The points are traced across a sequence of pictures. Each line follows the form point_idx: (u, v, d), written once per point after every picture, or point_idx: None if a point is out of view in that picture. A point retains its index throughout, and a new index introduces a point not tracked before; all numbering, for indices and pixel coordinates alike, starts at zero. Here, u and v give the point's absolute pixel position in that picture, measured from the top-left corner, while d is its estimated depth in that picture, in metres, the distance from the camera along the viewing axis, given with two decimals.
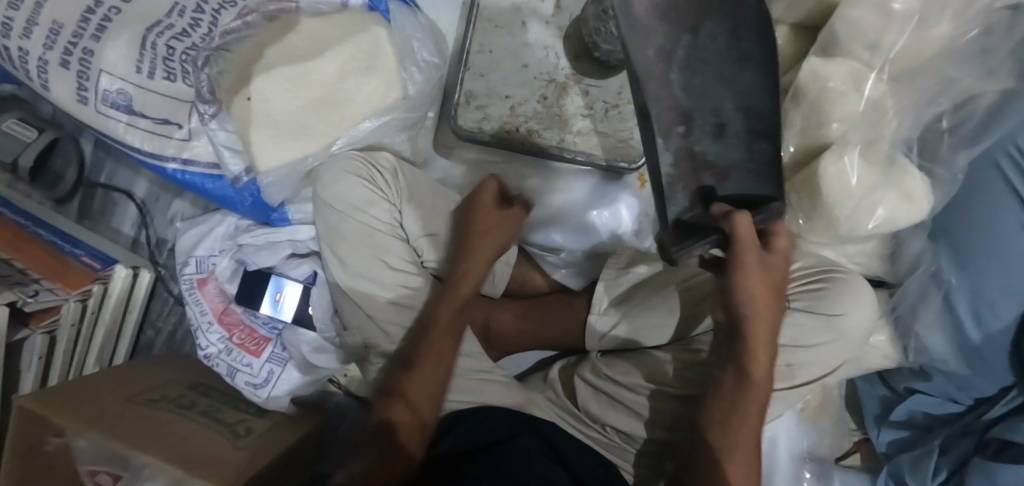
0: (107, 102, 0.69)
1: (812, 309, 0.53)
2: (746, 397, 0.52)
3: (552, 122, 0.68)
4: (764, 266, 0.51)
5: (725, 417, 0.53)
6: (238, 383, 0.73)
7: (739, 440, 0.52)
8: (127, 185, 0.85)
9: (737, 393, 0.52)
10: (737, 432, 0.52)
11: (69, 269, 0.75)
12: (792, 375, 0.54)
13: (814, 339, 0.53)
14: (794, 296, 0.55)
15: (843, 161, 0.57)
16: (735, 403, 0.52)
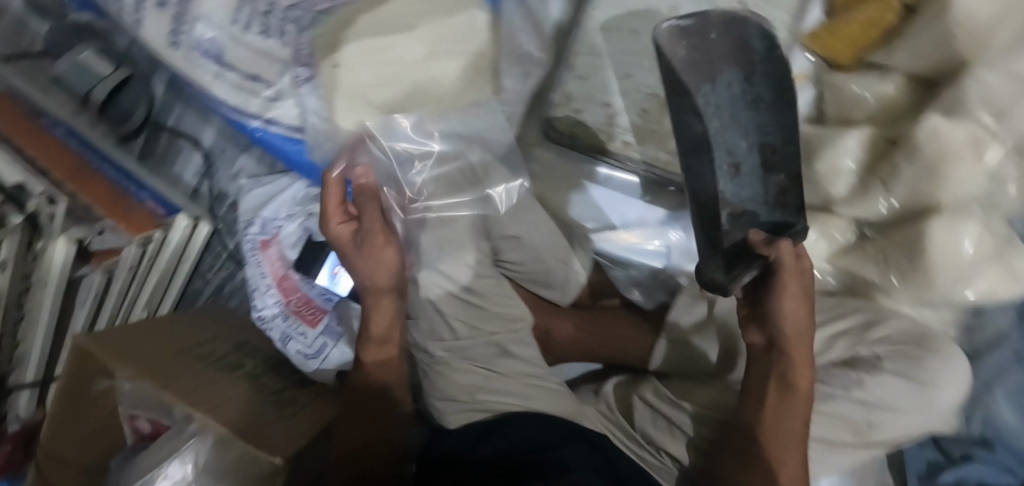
0: (198, 50, 0.68)
1: (902, 372, 0.53)
2: (792, 413, 0.52)
3: (649, 138, 0.67)
4: (800, 276, 0.53)
5: (766, 435, 0.53)
6: (290, 350, 0.74)
7: (789, 454, 0.53)
8: (194, 132, 0.83)
9: (784, 411, 0.53)
10: (783, 446, 0.53)
11: (133, 211, 0.74)
12: (870, 434, 0.54)
13: (898, 400, 0.53)
14: (885, 358, 0.54)
15: (958, 230, 0.56)
16: (781, 418, 0.53)
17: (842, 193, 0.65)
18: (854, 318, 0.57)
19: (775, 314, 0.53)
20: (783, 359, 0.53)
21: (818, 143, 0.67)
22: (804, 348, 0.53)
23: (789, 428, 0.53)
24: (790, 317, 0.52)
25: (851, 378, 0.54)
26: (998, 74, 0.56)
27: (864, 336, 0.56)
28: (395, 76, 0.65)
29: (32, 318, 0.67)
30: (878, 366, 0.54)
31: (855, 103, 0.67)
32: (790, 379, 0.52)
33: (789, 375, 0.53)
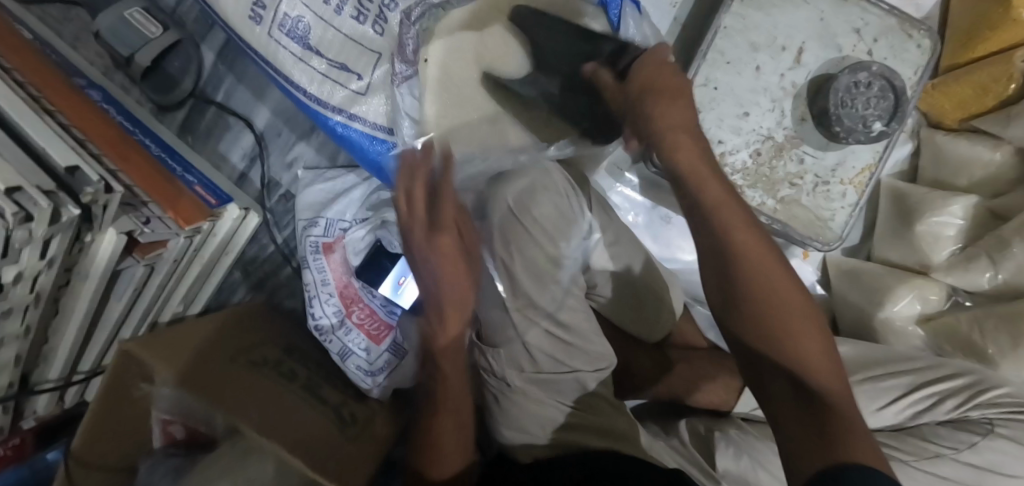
0: (283, 29, 0.60)
1: (1016, 439, 0.54)
2: (766, 275, 0.40)
3: (757, 182, 0.64)
4: (677, 102, 0.45)
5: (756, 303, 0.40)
6: (349, 366, 0.68)
7: (801, 339, 0.40)
8: (245, 111, 0.75)
9: (764, 270, 0.40)
10: (789, 331, 0.40)
11: (181, 196, 0.66)
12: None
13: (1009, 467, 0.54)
14: (998, 424, 0.55)
15: None
16: (777, 287, 0.40)
17: (942, 259, 0.65)
18: (961, 383, 0.58)
19: (670, 168, 0.43)
20: (706, 212, 0.41)
21: (919, 204, 0.66)
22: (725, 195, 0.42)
23: (789, 300, 0.40)
24: (694, 159, 0.43)
25: (963, 440, 0.55)
26: None
27: (975, 400, 0.57)
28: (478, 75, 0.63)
29: (66, 312, 0.60)
30: (990, 430, 0.55)
31: (957, 169, 0.68)
32: (725, 230, 0.41)
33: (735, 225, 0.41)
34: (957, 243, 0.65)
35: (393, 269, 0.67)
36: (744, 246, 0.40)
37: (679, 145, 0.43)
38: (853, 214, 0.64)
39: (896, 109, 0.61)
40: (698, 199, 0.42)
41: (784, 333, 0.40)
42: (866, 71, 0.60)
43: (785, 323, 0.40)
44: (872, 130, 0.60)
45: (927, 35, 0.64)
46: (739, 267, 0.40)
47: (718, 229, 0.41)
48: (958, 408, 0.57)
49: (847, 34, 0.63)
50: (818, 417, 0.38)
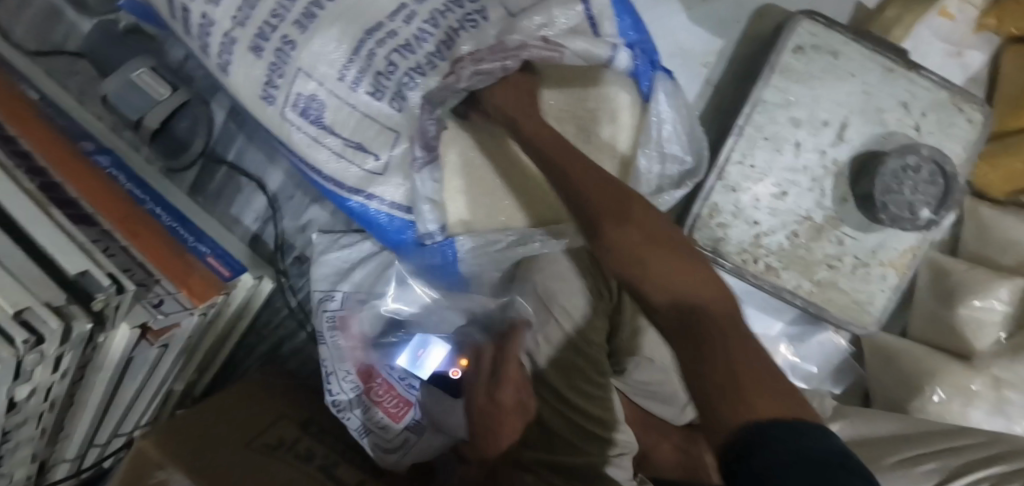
0: (297, 109, 0.58)
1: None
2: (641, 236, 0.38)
3: (794, 263, 0.61)
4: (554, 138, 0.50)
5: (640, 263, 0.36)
6: (367, 443, 0.66)
7: (672, 268, 0.35)
8: (259, 172, 0.72)
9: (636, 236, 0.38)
10: (663, 269, 0.35)
11: (194, 272, 0.64)
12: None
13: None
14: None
15: None
16: (644, 238, 0.37)
17: (985, 346, 0.62)
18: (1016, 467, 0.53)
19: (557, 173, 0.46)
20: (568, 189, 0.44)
21: (963, 285, 0.63)
22: (603, 189, 0.42)
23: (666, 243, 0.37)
24: (580, 166, 0.45)
25: None
26: None
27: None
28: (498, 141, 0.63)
29: (82, 401, 0.58)
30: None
31: (1006, 247, 0.64)
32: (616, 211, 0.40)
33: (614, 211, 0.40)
34: (1002, 328, 0.62)
35: (412, 341, 0.67)
36: (610, 213, 0.40)
37: (564, 157, 0.47)
38: (893, 297, 0.62)
39: (945, 196, 0.57)
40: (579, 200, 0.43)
41: (653, 269, 0.35)
42: (916, 155, 0.57)
43: (651, 264, 0.36)
44: (920, 217, 0.57)
45: (979, 110, 0.60)
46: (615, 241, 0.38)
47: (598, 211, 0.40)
48: None
49: (894, 108, 0.59)
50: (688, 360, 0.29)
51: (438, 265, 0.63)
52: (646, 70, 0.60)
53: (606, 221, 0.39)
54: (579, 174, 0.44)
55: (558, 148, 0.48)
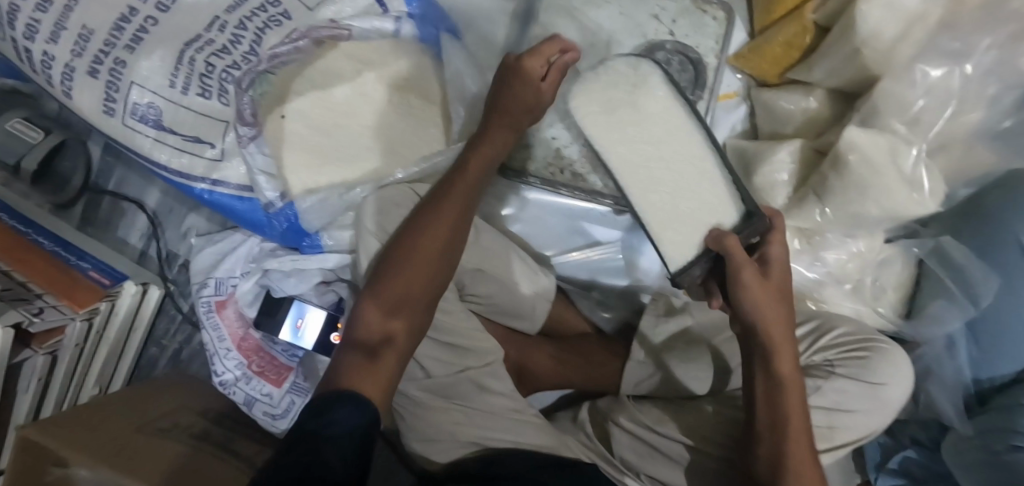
0: (135, 116, 0.66)
1: (856, 375, 0.54)
2: (800, 439, 0.48)
3: (597, 166, 0.69)
4: (783, 294, 0.50)
5: (782, 454, 0.48)
6: (257, 413, 0.72)
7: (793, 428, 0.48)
8: (136, 194, 0.80)
9: (795, 391, 0.49)
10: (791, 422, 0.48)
11: (76, 284, 0.70)
12: (831, 437, 0.54)
13: (853, 399, 0.54)
14: (838, 364, 0.56)
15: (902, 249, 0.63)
16: (796, 397, 0.49)
17: (781, 204, 0.69)
18: (811, 332, 0.60)
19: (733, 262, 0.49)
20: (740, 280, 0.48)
21: (756, 160, 0.71)
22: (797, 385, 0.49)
23: (794, 400, 0.49)
24: (775, 324, 0.49)
25: (808, 385, 0.55)
26: (902, 84, 0.61)
27: (819, 344, 0.59)
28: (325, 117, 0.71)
29: None
30: (831, 371, 0.56)
31: (785, 120, 0.72)
32: (764, 326, 0.49)
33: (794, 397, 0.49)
34: (793, 187, 0.69)
35: (289, 312, 0.70)
36: (780, 349, 0.49)
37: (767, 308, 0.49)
38: None
39: (698, 78, 0.69)
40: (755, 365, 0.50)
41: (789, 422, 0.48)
42: (662, 50, 0.68)
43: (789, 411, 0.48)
44: (681, 98, 0.68)
45: (718, 8, 0.70)
46: (775, 423, 0.48)
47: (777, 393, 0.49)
48: (805, 353, 0.59)
49: (649, 20, 0.69)
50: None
51: (289, 228, 0.70)
52: (431, 31, 0.73)
53: (773, 357, 0.49)
54: (760, 288, 0.49)
55: (776, 310, 0.49)
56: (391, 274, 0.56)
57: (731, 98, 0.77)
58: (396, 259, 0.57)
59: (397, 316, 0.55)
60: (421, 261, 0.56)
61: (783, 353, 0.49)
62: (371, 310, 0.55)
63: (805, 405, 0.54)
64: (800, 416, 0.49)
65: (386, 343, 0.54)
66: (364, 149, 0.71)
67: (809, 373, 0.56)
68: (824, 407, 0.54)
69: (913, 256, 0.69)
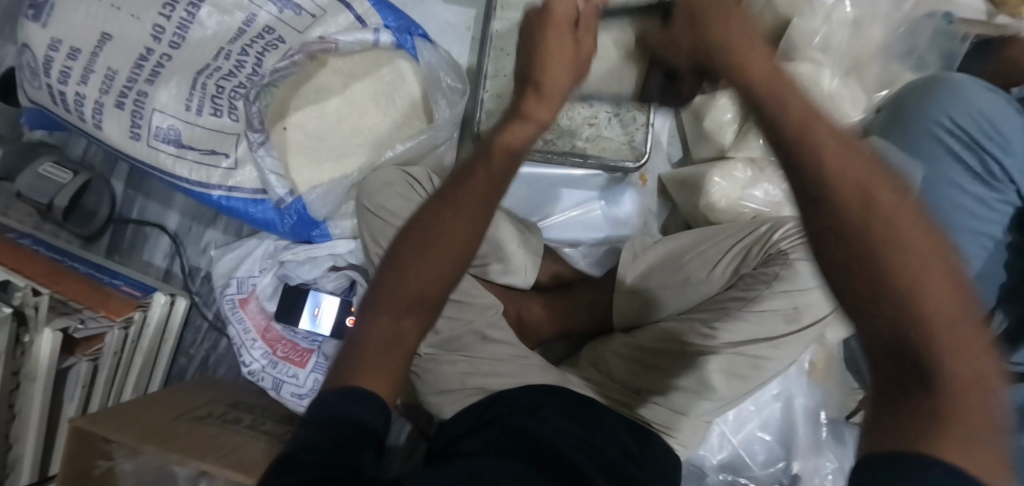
0: (159, 138, 0.76)
1: (806, 257, 0.66)
2: (914, 264, 0.30)
3: (562, 132, 0.79)
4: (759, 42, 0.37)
5: (890, 282, 0.30)
6: (284, 395, 0.77)
7: (895, 233, 0.30)
8: (158, 219, 0.89)
9: (862, 172, 0.31)
10: (895, 236, 0.30)
11: (110, 297, 0.77)
12: (798, 318, 0.66)
13: (809, 281, 0.66)
14: (791, 251, 0.67)
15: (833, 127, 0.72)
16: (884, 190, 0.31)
17: (730, 141, 0.79)
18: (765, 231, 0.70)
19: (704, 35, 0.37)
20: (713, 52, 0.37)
21: (703, 107, 0.79)
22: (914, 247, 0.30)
23: (872, 188, 0.31)
24: (757, 67, 0.35)
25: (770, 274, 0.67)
26: (811, 19, 0.71)
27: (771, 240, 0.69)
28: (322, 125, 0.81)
29: (22, 414, 0.68)
30: (787, 258, 0.66)
31: None
32: (779, 91, 0.34)
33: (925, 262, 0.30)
34: (738, 124, 0.79)
35: (306, 303, 0.78)
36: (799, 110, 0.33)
37: (820, 144, 0.32)
38: (647, 132, 0.79)
39: None
40: (851, 237, 0.31)
41: (882, 242, 0.30)
42: None
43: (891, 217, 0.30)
44: (627, 61, 0.76)
45: None
46: (857, 218, 0.31)
47: (899, 273, 0.30)
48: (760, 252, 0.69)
49: None
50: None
51: (298, 222, 0.79)
52: (408, 38, 0.82)
53: (816, 133, 0.32)
54: (740, 51, 0.36)
55: (834, 139, 0.32)
56: (406, 257, 0.52)
57: None
58: (415, 238, 0.52)
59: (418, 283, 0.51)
60: (441, 240, 0.51)
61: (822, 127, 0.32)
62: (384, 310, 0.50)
63: (771, 292, 0.66)
64: (898, 214, 0.31)
65: (391, 340, 0.49)
66: (354, 145, 0.81)
67: (767, 265, 0.68)
68: (788, 290, 0.66)
69: None
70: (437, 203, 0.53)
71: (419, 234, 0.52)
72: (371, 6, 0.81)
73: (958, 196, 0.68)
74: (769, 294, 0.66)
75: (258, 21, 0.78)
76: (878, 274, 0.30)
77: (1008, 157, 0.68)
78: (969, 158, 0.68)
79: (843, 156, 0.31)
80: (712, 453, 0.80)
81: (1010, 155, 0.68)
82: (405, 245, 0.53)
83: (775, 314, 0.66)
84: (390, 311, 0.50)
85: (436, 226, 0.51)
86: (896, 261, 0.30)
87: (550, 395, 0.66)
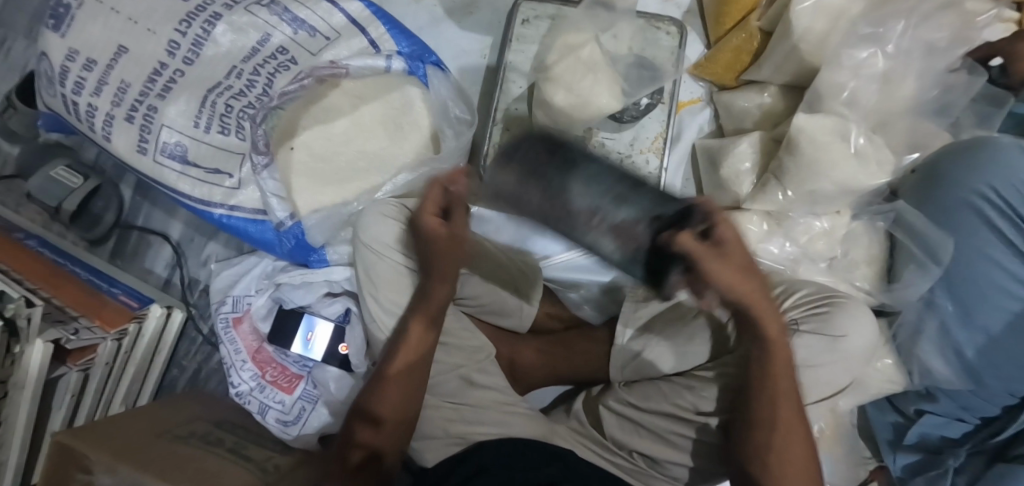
0: (164, 153, 0.75)
1: (821, 331, 0.58)
2: (791, 422, 0.54)
3: None
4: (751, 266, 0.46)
5: (774, 428, 0.54)
6: (269, 420, 0.77)
7: (783, 405, 0.54)
8: (163, 228, 0.90)
9: (782, 370, 0.53)
10: (784, 402, 0.54)
11: (106, 307, 0.77)
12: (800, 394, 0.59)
13: (818, 358, 0.58)
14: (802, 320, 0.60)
15: (855, 182, 0.67)
16: (787, 373, 0.54)
17: (747, 191, 0.74)
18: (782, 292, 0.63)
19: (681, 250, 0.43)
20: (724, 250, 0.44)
21: (721, 153, 0.77)
22: (788, 380, 0.54)
23: (782, 379, 0.54)
24: (755, 294, 0.48)
25: None
26: (840, 72, 0.67)
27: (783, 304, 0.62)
28: (326, 149, 0.78)
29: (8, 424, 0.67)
30: (797, 328, 0.59)
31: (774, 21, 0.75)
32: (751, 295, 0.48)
33: (791, 424, 0.54)
34: (756, 174, 0.75)
35: (301, 327, 0.77)
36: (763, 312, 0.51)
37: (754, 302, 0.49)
38: (661, 174, 0.76)
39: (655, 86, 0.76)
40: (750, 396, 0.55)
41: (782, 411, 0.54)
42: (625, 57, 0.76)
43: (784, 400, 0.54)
44: (640, 104, 0.76)
45: (672, 24, 0.79)
46: (766, 386, 0.54)
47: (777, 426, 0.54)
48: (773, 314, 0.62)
49: None
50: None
51: (295, 246, 0.78)
52: (419, 65, 0.81)
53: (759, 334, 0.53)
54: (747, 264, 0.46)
55: (778, 349, 0.53)
56: (376, 383, 0.65)
57: (694, 103, 0.84)
58: (378, 370, 0.66)
59: (389, 398, 0.64)
60: (403, 369, 0.65)
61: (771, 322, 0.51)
62: (359, 433, 0.64)
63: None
64: (784, 395, 0.54)
65: (361, 455, 0.64)
66: (360, 170, 0.78)
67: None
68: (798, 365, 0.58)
69: (880, 229, 0.72)
70: (395, 332, 0.67)
71: (379, 364, 0.66)
72: (386, 32, 0.81)
73: (985, 273, 0.64)
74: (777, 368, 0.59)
75: (272, 42, 0.78)
76: (768, 420, 0.54)
77: None
78: (1014, 234, 0.63)
79: (783, 364, 0.53)
80: None
81: None
82: (375, 379, 0.66)
83: None
84: (364, 436, 0.64)
85: (415, 332, 0.66)
86: (782, 418, 0.54)
87: (539, 453, 0.63)
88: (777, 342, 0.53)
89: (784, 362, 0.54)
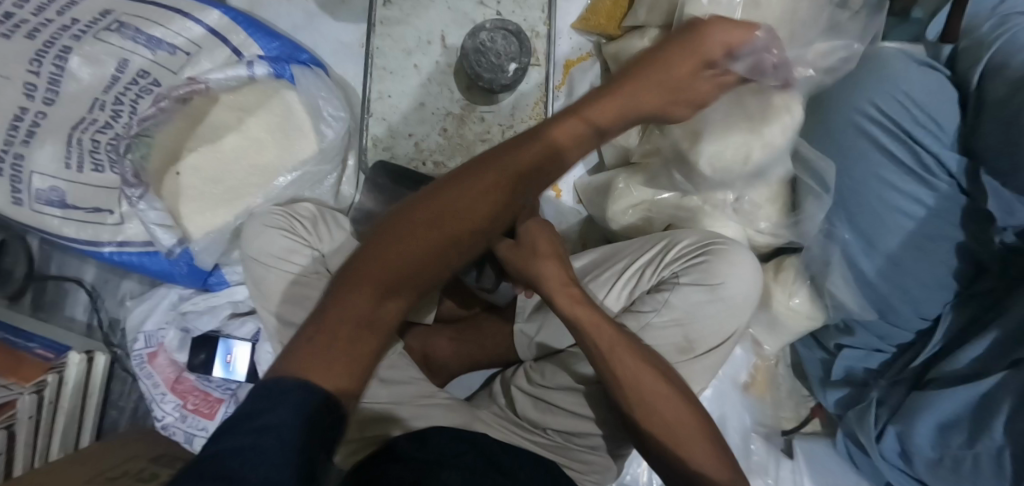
0: (41, 200, 0.71)
1: (699, 282, 0.58)
2: (647, 386, 0.53)
3: (453, 151, 0.75)
4: (541, 250, 0.55)
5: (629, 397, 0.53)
6: (198, 448, 0.76)
7: (630, 372, 0.53)
8: (76, 274, 0.90)
9: (612, 341, 0.53)
10: (630, 370, 0.53)
11: (24, 362, 0.77)
12: (693, 348, 0.59)
13: (701, 308, 0.58)
14: (682, 275, 0.59)
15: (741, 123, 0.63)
16: (618, 343, 0.54)
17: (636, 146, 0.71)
18: (656, 249, 0.63)
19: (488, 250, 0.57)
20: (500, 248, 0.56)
21: None
22: (623, 342, 0.54)
23: (616, 349, 0.53)
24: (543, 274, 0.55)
25: (657, 301, 0.59)
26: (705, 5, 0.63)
27: (663, 260, 0.62)
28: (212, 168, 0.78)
29: None
30: (676, 282, 0.59)
31: None
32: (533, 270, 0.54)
33: (649, 384, 0.53)
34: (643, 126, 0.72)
35: (218, 350, 0.76)
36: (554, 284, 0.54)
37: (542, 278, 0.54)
38: None
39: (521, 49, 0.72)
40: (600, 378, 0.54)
41: (632, 377, 0.53)
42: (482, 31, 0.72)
43: (627, 368, 0.53)
44: (508, 70, 0.72)
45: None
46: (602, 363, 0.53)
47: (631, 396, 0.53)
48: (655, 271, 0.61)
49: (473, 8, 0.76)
50: (676, 450, 0.52)
51: (189, 272, 0.78)
52: (285, 66, 0.78)
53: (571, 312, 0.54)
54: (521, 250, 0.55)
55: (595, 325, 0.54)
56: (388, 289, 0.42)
57: (584, 60, 0.79)
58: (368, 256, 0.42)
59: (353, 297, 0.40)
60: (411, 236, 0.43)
61: (570, 297, 0.54)
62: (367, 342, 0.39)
63: (660, 325, 0.58)
64: (624, 360, 0.53)
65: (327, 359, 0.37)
66: (245, 184, 0.78)
67: (658, 291, 0.60)
68: (678, 318, 0.58)
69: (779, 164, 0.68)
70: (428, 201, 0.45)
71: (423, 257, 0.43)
72: (248, 36, 0.79)
73: (878, 197, 0.65)
74: (662, 324, 0.58)
75: (131, 66, 0.75)
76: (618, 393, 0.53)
77: (937, 145, 0.63)
78: (900, 150, 0.64)
79: (607, 334, 0.54)
80: (640, 472, 0.76)
81: (942, 144, 0.64)
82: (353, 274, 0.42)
83: (668, 347, 0.58)
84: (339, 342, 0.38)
85: (490, 192, 0.45)
86: (631, 382, 0.53)
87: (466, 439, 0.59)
88: (584, 315, 0.54)
89: (606, 331, 0.54)
